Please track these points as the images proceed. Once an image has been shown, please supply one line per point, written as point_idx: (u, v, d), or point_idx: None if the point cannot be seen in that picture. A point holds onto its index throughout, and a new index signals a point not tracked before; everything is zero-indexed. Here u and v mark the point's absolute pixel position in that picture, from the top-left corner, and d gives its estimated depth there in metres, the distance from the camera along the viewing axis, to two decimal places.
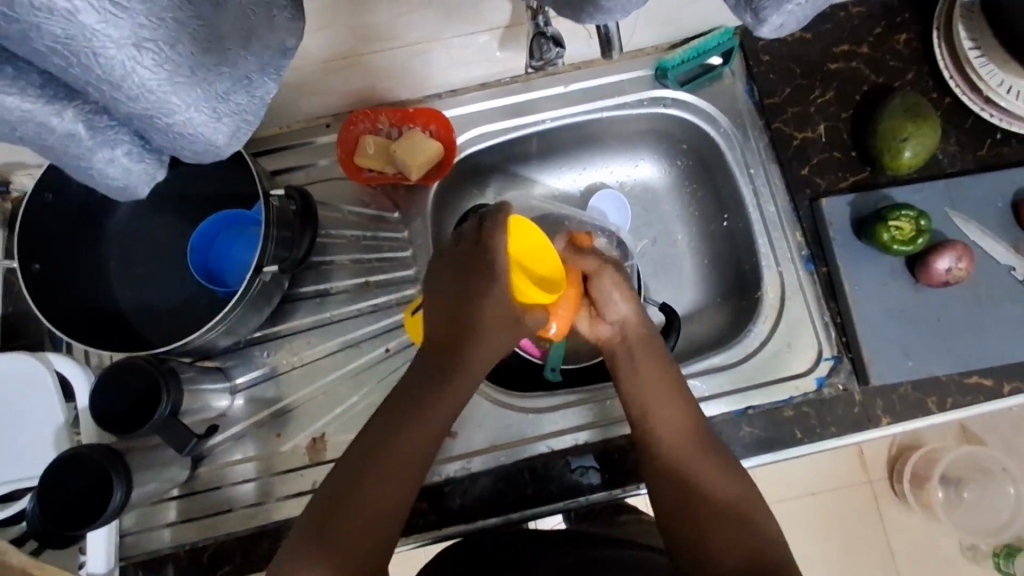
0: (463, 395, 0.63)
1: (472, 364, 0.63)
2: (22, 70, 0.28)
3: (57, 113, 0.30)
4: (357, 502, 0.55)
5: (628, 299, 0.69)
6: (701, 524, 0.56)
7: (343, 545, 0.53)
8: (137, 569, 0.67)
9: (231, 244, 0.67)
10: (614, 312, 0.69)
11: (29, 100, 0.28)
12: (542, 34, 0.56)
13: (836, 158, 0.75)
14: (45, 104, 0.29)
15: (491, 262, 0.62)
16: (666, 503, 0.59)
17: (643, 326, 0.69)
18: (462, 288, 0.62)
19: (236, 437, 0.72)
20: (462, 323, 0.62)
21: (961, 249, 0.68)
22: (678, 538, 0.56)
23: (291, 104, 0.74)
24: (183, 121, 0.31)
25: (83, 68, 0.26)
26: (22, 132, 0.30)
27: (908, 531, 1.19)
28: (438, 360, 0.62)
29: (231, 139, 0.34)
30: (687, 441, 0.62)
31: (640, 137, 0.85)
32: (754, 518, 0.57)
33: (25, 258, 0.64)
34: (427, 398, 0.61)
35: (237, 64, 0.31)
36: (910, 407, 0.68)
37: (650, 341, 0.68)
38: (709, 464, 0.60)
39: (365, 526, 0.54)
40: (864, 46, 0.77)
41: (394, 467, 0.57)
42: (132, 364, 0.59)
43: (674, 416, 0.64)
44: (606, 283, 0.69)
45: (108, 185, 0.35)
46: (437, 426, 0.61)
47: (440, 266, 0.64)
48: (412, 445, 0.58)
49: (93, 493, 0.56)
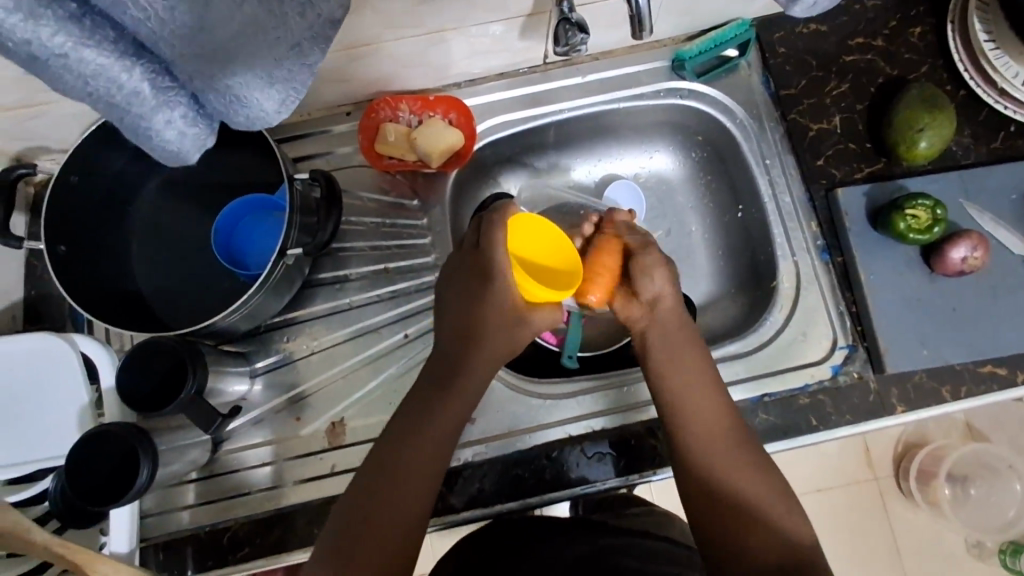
0: (477, 390, 0.65)
1: (482, 359, 0.66)
2: (99, 24, 0.30)
3: (127, 70, 0.32)
4: (383, 501, 0.56)
5: (662, 277, 0.69)
6: (728, 519, 0.57)
7: (372, 537, 0.54)
8: (157, 550, 0.68)
9: (254, 228, 0.68)
10: (648, 287, 0.68)
11: (105, 53, 0.31)
12: (567, 19, 0.57)
13: (852, 149, 0.75)
14: (118, 60, 0.31)
15: (489, 259, 0.64)
16: (695, 497, 0.60)
17: (676, 308, 0.69)
18: (470, 287, 0.66)
19: (255, 421, 0.72)
20: (471, 320, 0.65)
21: (976, 239, 0.68)
22: (708, 532, 0.57)
23: (312, 91, 0.75)
24: (239, 83, 0.34)
25: (158, 21, 0.29)
26: (93, 88, 0.32)
27: (915, 530, 1.18)
28: (453, 355, 0.65)
29: (280, 105, 0.38)
30: (718, 434, 0.62)
31: (655, 129, 0.85)
32: (779, 514, 0.57)
33: (53, 240, 0.65)
34: (444, 390, 0.64)
35: (294, 33, 0.33)
36: (924, 396, 0.69)
37: (678, 329, 0.68)
38: (736, 458, 0.61)
39: (389, 516, 0.55)
40: (879, 39, 0.78)
41: (415, 457, 0.59)
42: (157, 345, 0.60)
43: (706, 409, 0.63)
44: (642, 260, 0.69)
45: (163, 149, 0.37)
46: (457, 418, 0.63)
47: (454, 267, 0.67)
48: (433, 436, 0.60)
49: (120, 471, 0.57)
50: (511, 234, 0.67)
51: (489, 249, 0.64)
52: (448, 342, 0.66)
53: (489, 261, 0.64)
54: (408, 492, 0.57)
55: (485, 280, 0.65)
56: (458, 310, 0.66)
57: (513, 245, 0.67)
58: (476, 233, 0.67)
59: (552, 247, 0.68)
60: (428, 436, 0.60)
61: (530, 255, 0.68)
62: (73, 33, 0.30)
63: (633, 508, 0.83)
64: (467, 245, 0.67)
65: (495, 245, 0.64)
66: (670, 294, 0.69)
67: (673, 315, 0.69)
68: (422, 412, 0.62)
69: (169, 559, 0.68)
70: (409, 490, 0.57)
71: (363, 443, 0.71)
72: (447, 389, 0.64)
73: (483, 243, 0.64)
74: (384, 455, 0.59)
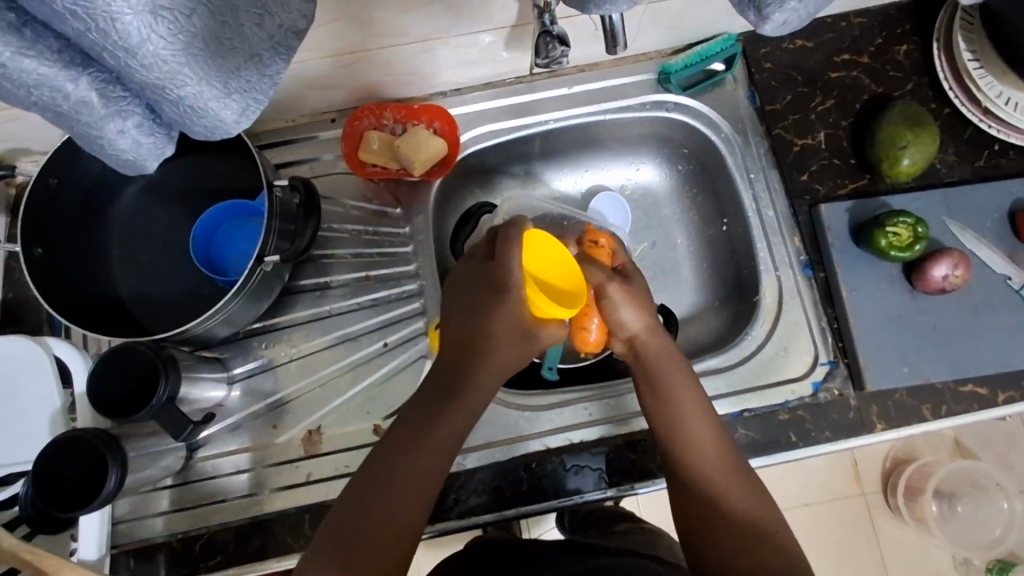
0: (481, 399, 0.64)
1: (485, 374, 0.64)
2: (38, 33, 0.30)
3: (72, 79, 0.32)
4: (378, 509, 0.55)
5: (637, 312, 0.67)
6: (723, 535, 0.56)
7: (363, 539, 0.53)
8: (129, 557, 0.67)
9: (233, 236, 0.68)
10: (622, 330, 0.68)
11: (46, 63, 0.31)
12: (548, 32, 0.56)
13: (836, 165, 0.76)
14: (61, 69, 0.31)
15: (501, 269, 0.63)
16: (693, 512, 0.59)
17: (659, 338, 0.67)
18: (478, 296, 0.65)
19: (231, 428, 0.71)
20: (477, 329, 0.64)
21: (957, 257, 0.68)
22: (711, 545, 0.56)
23: (297, 98, 0.74)
24: (193, 94, 0.33)
25: (101, 33, 0.28)
26: (38, 97, 0.32)
27: (902, 546, 1.17)
28: (457, 365, 0.64)
29: (240, 117, 0.36)
30: (714, 454, 0.61)
31: (641, 141, 0.85)
32: (781, 535, 0.56)
33: (29, 243, 0.64)
34: (446, 403, 0.62)
35: (252, 42, 0.34)
36: (905, 413, 0.68)
37: (663, 355, 0.66)
38: (732, 478, 0.60)
39: (383, 521, 0.54)
40: (865, 55, 0.78)
41: (410, 466, 0.57)
42: (131, 350, 0.60)
43: (699, 428, 0.62)
44: (616, 300, 0.67)
45: (117, 157, 0.37)
46: (457, 430, 0.61)
47: (460, 282, 0.67)
48: (433, 442, 0.59)
49: (88, 478, 0.56)
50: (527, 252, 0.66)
51: (503, 259, 0.63)
52: (453, 354, 0.65)
53: (500, 271, 0.63)
54: (405, 497, 0.56)
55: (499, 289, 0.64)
56: (462, 322, 0.65)
57: (528, 263, 0.66)
58: (488, 247, 0.68)
59: (561, 267, 0.67)
60: (428, 443, 0.59)
61: (543, 275, 0.66)
62: (11, 44, 0.30)
63: (621, 525, 0.83)
64: (478, 256, 0.67)
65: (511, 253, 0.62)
66: (645, 326, 0.67)
67: (654, 346, 0.67)
68: (423, 421, 0.61)
69: (141, 565, 0.67)
70: (406, 500, 0.56)
71: (340, 452, 0.71)
72: (446, 399, 0.62)
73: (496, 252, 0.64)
74: (382, 464, 0.58)
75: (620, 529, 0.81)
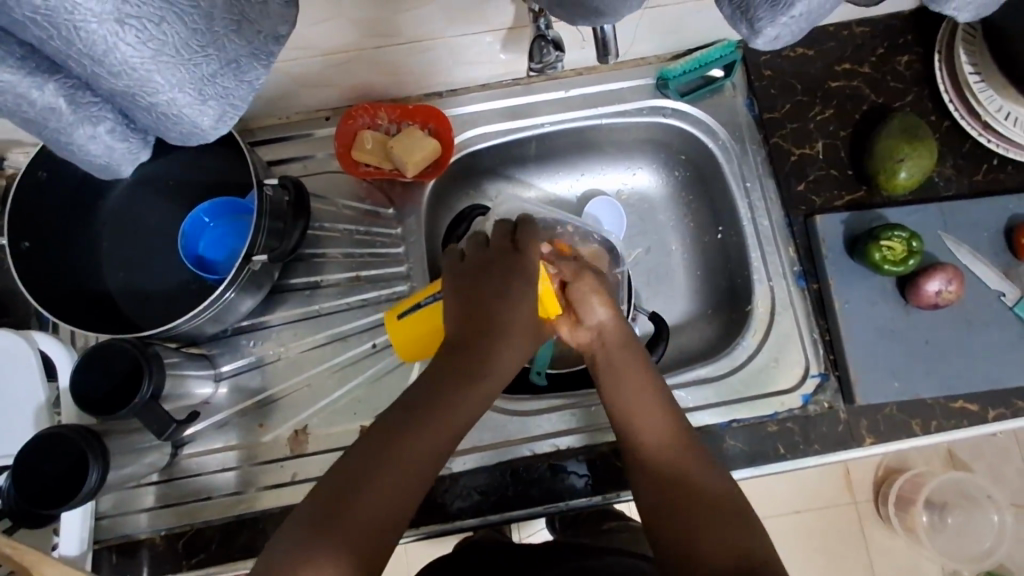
0: (489, 393, 0.60)
1: (497, 363, 0.61)
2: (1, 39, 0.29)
3: (38, 86, 0.31)
4: (367, 495, 0.51)
5: (605, 302, 0.69)
6: (691, 523, 0.54)
7: (350, 525, 0.50)
8: (112, 552, 0.67)
9: (224, 235, 0.69)
10: (588, 315, 0.68)
11: (9, 71, 0.30)
12: (542, 36, 0.56)
13: (833, 176, 0.75)
14: (25, 76, 0.31)
15: (526, 263, 0.65)
16: (664, 502, 0.57)
17: (621, 332, 0.69)
18: (499, 282, 0.64)
19: (218, 425, 0.71)
20: (495, 314, 0.62)
21: (951, 272, 0.68)
22: (683, 530, 0.54)
23: (292, 96, 0.74)
24: (166, 101, 0.33)
25: (63, 41, 0.28)
26: (4, 104, 0.32)
27: (892, 556, 1.17)
28: (464, 351, 0.60)
29: (217, 123, 0.36)
30: (677, 444, 0.61)
31: (638, 146, 0.85)
32: (756, 524, 0.55)
33: (16, 236, 0.64)
34: (456, 389, 0.58)
35: (228, 48, 0.33)
36: (894, 429, 0.68)
37: (625, 345, 0.68)
38: (705, 467, 0.59)
39: (375, 507, 0.51)
40: (866, 65, 0.78)
41: (409, 453, 0.54)
42: (115, 347, 0.60)
43: (653, 416, 0.63)
44: (584, 288, 0.69)
45: (90, 161, 0.37)
46: (462, 421, 0.58)
47: (466, 270, 0.65)
48: (431, 431, 0.56)
49: (69, 475, 0.56)
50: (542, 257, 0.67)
51: (527, 252, 0.66)
52: (458, 338, 0.61)
53: (527, 264, 0.65)
54: (397, 486, 0.52)
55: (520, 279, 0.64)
56: (470, 308, 0.63)
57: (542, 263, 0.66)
58: (502, 240, 0.68)
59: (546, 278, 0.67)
60: (425, 431, 0.56)
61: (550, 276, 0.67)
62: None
63: (608, 524, 0.83)
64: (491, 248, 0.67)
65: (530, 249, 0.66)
66: (611, 319, 0.69)
67: (617, 339, 0.68)
68: (421, 407, 0.57)
69: (123, 561, 0.67)
70: (398, 488, 0.52)
71: (326, 452, 0.70)
72: (458, 385, 0.58)
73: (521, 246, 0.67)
74: (368, 451, 0.54)
75: (607, 528, 0.81)
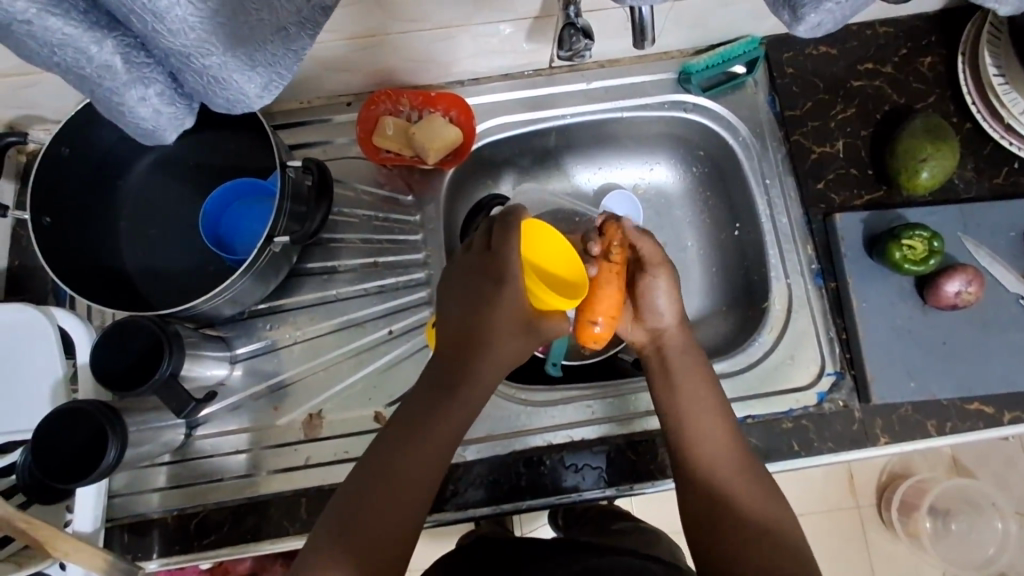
0: (480, 395, 0.62)
1: (488, 364, 0.63)
2: None
3: (97, 41, 0.32)
4: (378, 510, 0.54)
5: (672, 307, 0.68)
6: (732, 536, 0.56)
7: (368, 540, 0.53)
8: (124, 531, 0.67)
9: (243, 216, 0.68)
10: (653, 319, 0.68)
11: (71, 23, 0.31)
12: (572, 24, 0.56)
13: (853, 175, 0.75)
14: (85, 30, 0.31)
15: (501, 264, 0.62)
16: (703, 512, 0.59)
17: (683, 335, 0.68)
18: (478, 291, 0.62)
19: (231, 407, 0.71)
20: (477, 324, 0.62)
21: (972, 273, 0.68)
22: (720, 549, 0.56)
23: (314, 79, 0.74)
24: (218, 63, 0.33)
25: None
26: (61, 58, 0.32)
27: (894, 562, 1.17)
28: (455, 360, 0.62)
29: (263, 91, 0.36)
30: (727, 452, 0.61)
31: (657, 141, 0.85)
32: (790, 536, 0.56)
33: (38, 211, 0.64)
34: (446, 399, 0.61)
35: (280, 15, 0.34)
36: (909, 428, 0.68)
37: (687, 347, 0.67)
38: (745, 478, 0.60)
39: (381, 521, 0.54)
40: (888, 65, 0.78)
41: (414, 461, 0.57)
42: (137, 323, 0.60)
43: (711, 418, 0.63)
44: (655, 284, 0.67)
45: (137, 126, 0.37)
46: (458, 423, 0.60)
47: (458, 272, 0.65)
48: (431, 440, 0.58)
49: (85, 450, 0.56)
50: (523, 239, 0.65)
51: (501, 251, 0.62)
52: (450, 346, 0.63)
53: (502, 265, 0.62)
54: (403, 498, 0.55)
55: (496, 282, 0.62)
56: (460, 317, 0.63)
57: (527, 252, 0.66)
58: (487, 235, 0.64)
59: (558, 257, 0.67)
60: (427, 438, 0.58)
61: (544, 263, 0.67)
62: (37, 0, 0.29)
63: (617, 523, 0.82)
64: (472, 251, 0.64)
65: (509, 244, 0.62)
66: (674, 326, 0.68)
67: (677, 345, 0.67)
68: (421, 419, 0.59)
69: (134, 541, 0.67)
70: (408, 500, 0.55)
71: (339, 437, 0.70)
72: (448, 395, 0.61)
73: (495, 245, 0.62)
74: (382, 467, 0.56)
75: (617, 528, 0.81)
